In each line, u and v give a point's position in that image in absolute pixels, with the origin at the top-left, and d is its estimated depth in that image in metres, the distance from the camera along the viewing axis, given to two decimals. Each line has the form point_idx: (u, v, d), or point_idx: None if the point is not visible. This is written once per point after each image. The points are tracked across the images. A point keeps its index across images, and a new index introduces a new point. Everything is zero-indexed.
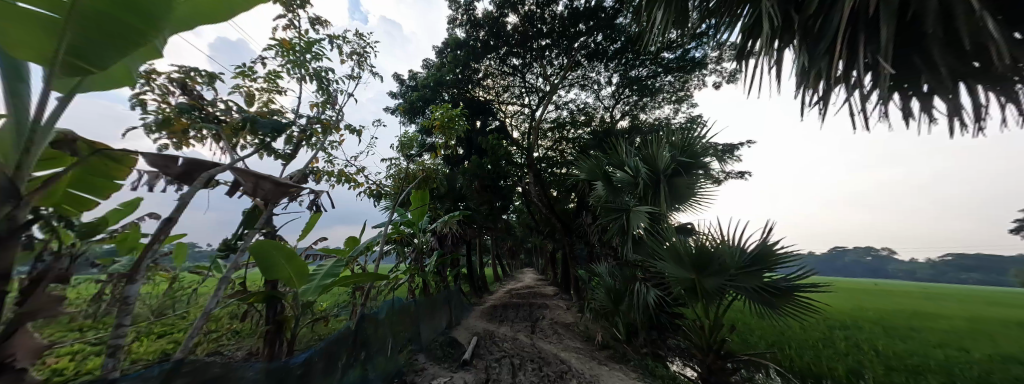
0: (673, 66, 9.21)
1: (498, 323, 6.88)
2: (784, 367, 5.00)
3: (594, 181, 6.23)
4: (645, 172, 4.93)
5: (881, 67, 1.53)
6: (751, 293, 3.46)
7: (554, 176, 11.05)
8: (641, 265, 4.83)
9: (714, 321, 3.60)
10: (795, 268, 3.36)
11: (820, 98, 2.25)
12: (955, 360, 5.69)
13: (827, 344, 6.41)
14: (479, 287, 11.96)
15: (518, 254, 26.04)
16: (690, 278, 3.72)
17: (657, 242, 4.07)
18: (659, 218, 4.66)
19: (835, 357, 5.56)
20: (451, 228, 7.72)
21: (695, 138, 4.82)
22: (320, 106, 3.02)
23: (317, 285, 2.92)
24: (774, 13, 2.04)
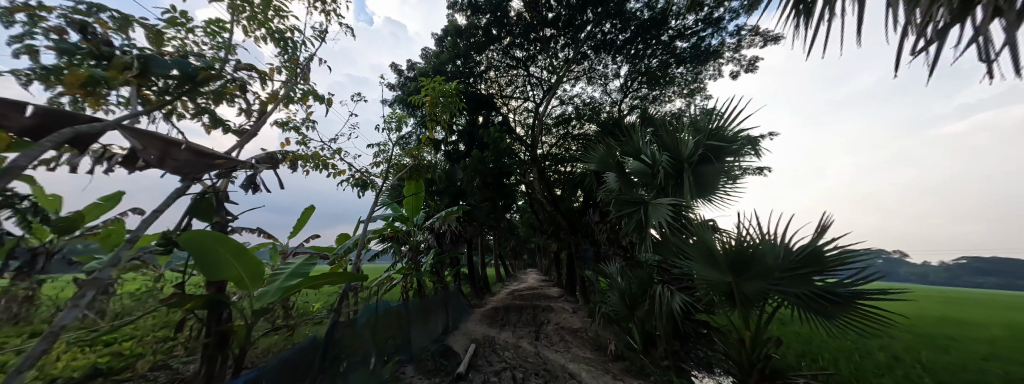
0: (687, 56, 8.45)
1: (499, 329, 6.34)
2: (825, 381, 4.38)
3: (606, 173, 5.66)
4: (666, 160, 4.38)
5: None
6: (801, 301, 2.87)
7: (559, 172, 10.49)
8: (662, 265, 4.25)
9: (756, 333, 3.03)
10: (856, 271, 2.75)
11: (934, 42, 1.64)
12: (1014, 374, 5.03)
13: (862, 355, 5.78)
14: (480, 287, 11.45)
15: (520, 255, 25.47)
16: (726, 281, 3.16)
17: (685, 240, 3.51)
18: (684, 212, 4.08)
19: (878, 370, 4.93)
20: (450, 226, 7.20)
21: (724, 122, 4.24)
22: (280, 72, 2.50)
23: (278, 288, 2.36)
24: None
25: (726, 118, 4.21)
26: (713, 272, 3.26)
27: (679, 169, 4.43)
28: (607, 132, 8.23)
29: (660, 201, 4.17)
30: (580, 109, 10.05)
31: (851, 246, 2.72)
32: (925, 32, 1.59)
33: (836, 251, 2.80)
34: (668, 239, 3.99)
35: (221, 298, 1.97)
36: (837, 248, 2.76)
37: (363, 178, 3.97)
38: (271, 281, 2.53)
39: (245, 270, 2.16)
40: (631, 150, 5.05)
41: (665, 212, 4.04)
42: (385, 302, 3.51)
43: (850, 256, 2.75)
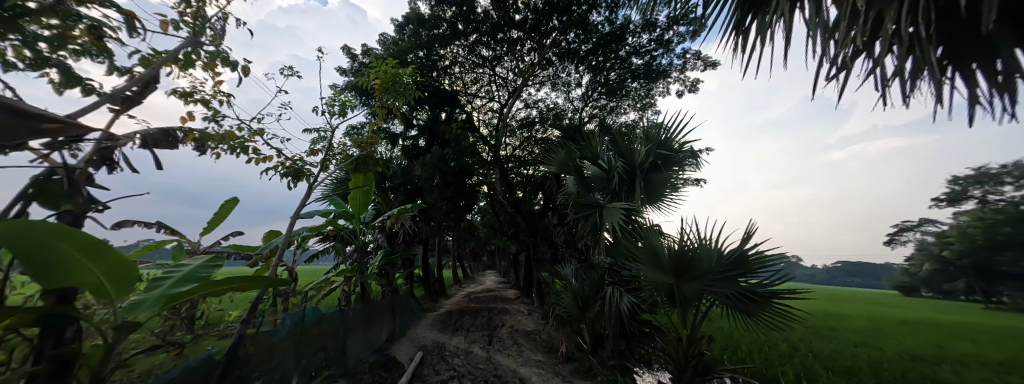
0: (641, 72, 9.03)
1: (450, 334, 6.04)
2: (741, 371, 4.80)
3: (565, 176, 5.72)
4: (619, 166, 4.56)
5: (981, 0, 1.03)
6: (729, 301, 3.11)
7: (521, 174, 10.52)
8: (613, 267, 4.37)
9: (692, 331, 3.22)
10: (772, 273, 3.06)
11: (842, 70, 1.85)
12: (876, 357, 6.09)
13: (771, 346, 6.58)
14: (434, 290, 10.95)
15: (479, 256, 25.10)
16: (668, 283, 3.33)
17: (633, 243, 3.65)
18: (635, 216, 4.25)
19: (782, 359, 5.63)
20: (403, 224, 6.72)
21: (671, 133, 4.53)
22: (175, 26, 1.99)
23: (160, 294, 1.78)
24: None
25: (674, 129, 4.50)
26: (657, 274, 3.40)
27: (632, 175, 4.63)
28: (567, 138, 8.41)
29: (613, 205, 4.31)
30: (543, 114, 10.17)
31: (768, 250, 3.02)
32: (837, 59, 1.74)
33: (756, 254, 3.10)
34: (619, 242, 4.12)
35: (61, 313, 1.46)
36: (758, 252, 3.04)
37: (295, 166, 3.44)
38: (149, 288, 1.86)
39: (106, 271, 1.46)
40: (589, 155, 5.17)
41: (617, 216, 4.19)
42: (312, 309, 3.04)
43: (768, 259, 3.06)
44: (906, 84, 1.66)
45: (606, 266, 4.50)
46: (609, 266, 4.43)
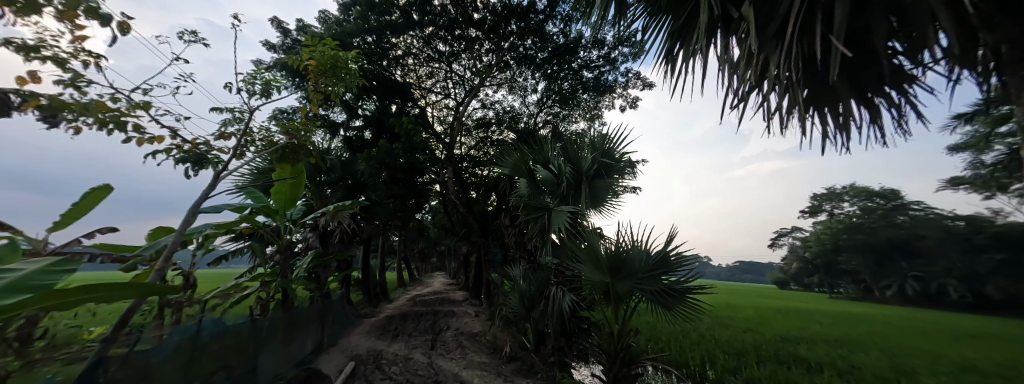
0: (591, 85, 9.65)
1: (390, 340, 5.66)
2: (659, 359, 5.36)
3: (517, 178, 5.80)
4: (568, 172, 4.79)
5: (830, 57, 1.33)
6: (654, 296, 3.47)
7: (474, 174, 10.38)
8: (557, 267, 4.55)
9: (622, 326, 3.52)
10: (687, 272, 3.50)
11: (742, 100, 2.21)
12: (761, 339, 7.41)
13: (686, 336, 7.51)
14: (374, 294, 10.19)
15: (428, 258, 24.12)
16: (605, 281, 3.59)
17: (577, 245, 3.87)
18: (580, 219, 4.49)
19: (693, 345, 6.49)
20: (340, 222, 6.11)
21: (614, 144, 4.91)
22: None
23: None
24: (714, 3, 1.90)
25: (616, 140, 4.88)
26: (596, 273, 3.65)
27: (578, 181, 4.90)
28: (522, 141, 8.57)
29: (561, 208, 4.51)
30: (498, 115, 10.19)
31: (686, 252, 3.44)
32: (738, 93, 2.09)
33: (676, 255, 3.52)
34: (564, 243, 4.32)
35: None
36: (678, 253, 3.45)
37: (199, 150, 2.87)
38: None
39: None
40: (542, 159, 5.35)
41: (564, 219, 4.39)
42: (211, 321, 2.51)
43: (685, 260, 3.49)
44: (785, 119, 2.05)
45: (552, 266, 4.67)
46: (555, 266, 4.61)
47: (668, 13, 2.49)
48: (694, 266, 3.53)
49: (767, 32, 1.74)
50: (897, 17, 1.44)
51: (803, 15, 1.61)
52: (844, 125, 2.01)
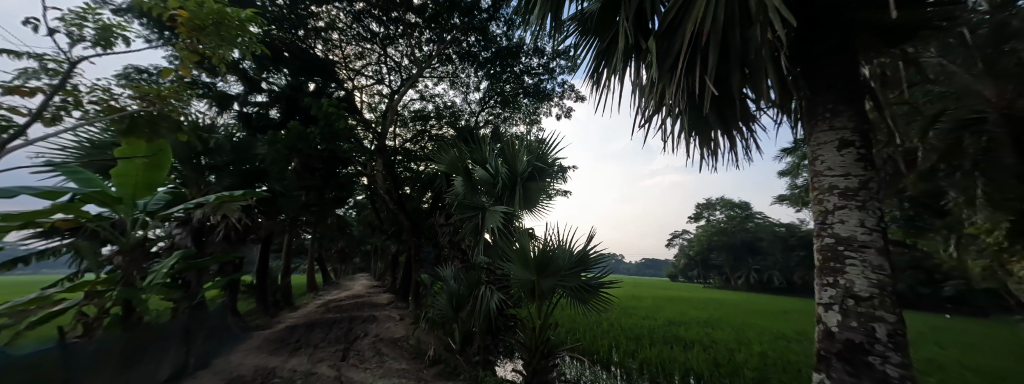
0: (531, 90, 9.97)
1: (289, 355, 4.87)
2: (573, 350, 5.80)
3: (453, 176, 5.66)
4: (503, 173, 4.85)
5: (706, 93, 1.67)
6: (573, 292, 3.76)
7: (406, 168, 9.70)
8: (488, 267, 4.55)
9: (544, 321, 3.73)
10: (602, 269, 3.89)
11: (648, 121, 2.61)
12: (656, 324, 8.80)
13: (600, 325, 8.40)
14: (276, 302, 8.70)
15: (350, 258, 21.73)
16: (531, 279, 3.76)
17: (507, 244, 3.96)
18: (512, 219, 4.60)
19: (605, 333, 7.31)
20: (227, 217, 4.99)
21: (548, 149, 5.14)
22: None
23: None
24: (628, 36, 2.22)
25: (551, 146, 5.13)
26: (523, 271, 3.80)
27: (513, 182, 4.98)
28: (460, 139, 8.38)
29: (495, 207, 4.55)
30: (435, 109, 9.69)
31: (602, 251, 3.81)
32: (645, 114, 2.46)
33: (594, 254, 3.87)
34: (496, 243, 4.37)
35: None
36: (596, 253, 3.80)
37: None
38: None
39: None
40: (479, 158, 5.29)
41: (497, 218, 4.44)
42: None
43: (601, 258, 3.87)
44: (677, 140, 2.52)
45: (482, 265, 4.65)
46: (485, 266, 4.59)
47: (596, 35, 2.75)
48: (608, 264, 3.94)
49: (664, 66, 2.10)
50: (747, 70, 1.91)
51: (690, 57, 1.99)
52: (715, 149, 2.54)
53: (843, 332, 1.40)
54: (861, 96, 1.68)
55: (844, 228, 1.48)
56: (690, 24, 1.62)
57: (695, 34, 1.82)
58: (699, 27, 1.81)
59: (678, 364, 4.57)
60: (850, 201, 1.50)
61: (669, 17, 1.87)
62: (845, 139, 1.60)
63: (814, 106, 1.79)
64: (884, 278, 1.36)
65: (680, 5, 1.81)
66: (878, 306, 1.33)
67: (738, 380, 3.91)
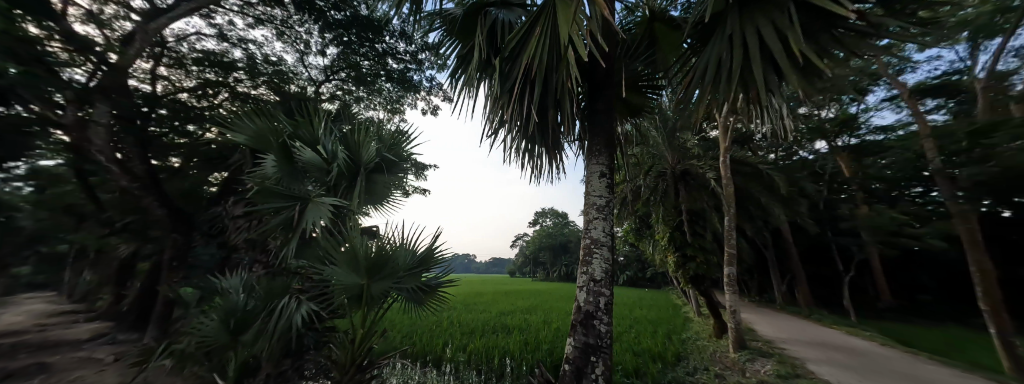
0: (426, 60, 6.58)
1: None
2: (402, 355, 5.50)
3: (262, 154, 3.44)
4: (341, 158, 3.35)
5: (533, 112, 1.98)
6: (410, 294, 3.08)
7: (169, 132, 4.05)
8: (300, 272, 3.15)
9: (367, 330, 2.81)
10: (444, 269, 3.31)
11: (493, 132, 2.88)
12: (489, 316, 9.71)
13: (439, 323, 8.36)
14: None
15: None
16: (359, 284, 2.67)
17: (333, 243, 2.70)
18: (345, 216, 3.29)
19: (442, 331, 7.33)
20: None
21: (407, 138, 3.95)
22: None
23: None
24: (482, 49, 2.40)
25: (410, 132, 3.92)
26: (351, 273, 2.66)
27: (354, 172, 3.54)
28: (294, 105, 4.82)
29: (321, 198, 3.05)
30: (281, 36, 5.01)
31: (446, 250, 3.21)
32: (491, 125, 2.70)
33: (437, 253, 3.24)
34: (315, 244, 2.91)
35: None
36: (440, 252, 3.17)
37: None
38: None
39: None
40: (303, 134, 3.49)
41: (322, 214, 2.94)
42: None
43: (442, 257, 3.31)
44: (515, 151, 2.91)
45: (289, 269, 3.22)
46: (295, 271, 3.18)
47: (458, 39, 2.78)
48: (451, 262, 3.40)
49: (506, 83, 2.42)
50: (564, 106, 2.45)
51: (525, 83, 2.38)
52: (541, 163, 3.11)
53: (585, 305, 2.19)
54: (613, 142, 2.54)
55: (598, 235, 2.30)
56: (525, 57, 1.94)
57: (526, 68, 2.24)
58: (530, 62, 2.21)
59: (498, 349, 5.29)
60: (600, 215, 2.34)
61: (511, 47, 2.19)
62: (603, 172, 2.44)
63: (588, 143, 2.57)
64: (610, 268, 2.25)
65: (521, 35, 2.13)
66: (602, 286, 2.19)
67: (537, 353, 4.95)
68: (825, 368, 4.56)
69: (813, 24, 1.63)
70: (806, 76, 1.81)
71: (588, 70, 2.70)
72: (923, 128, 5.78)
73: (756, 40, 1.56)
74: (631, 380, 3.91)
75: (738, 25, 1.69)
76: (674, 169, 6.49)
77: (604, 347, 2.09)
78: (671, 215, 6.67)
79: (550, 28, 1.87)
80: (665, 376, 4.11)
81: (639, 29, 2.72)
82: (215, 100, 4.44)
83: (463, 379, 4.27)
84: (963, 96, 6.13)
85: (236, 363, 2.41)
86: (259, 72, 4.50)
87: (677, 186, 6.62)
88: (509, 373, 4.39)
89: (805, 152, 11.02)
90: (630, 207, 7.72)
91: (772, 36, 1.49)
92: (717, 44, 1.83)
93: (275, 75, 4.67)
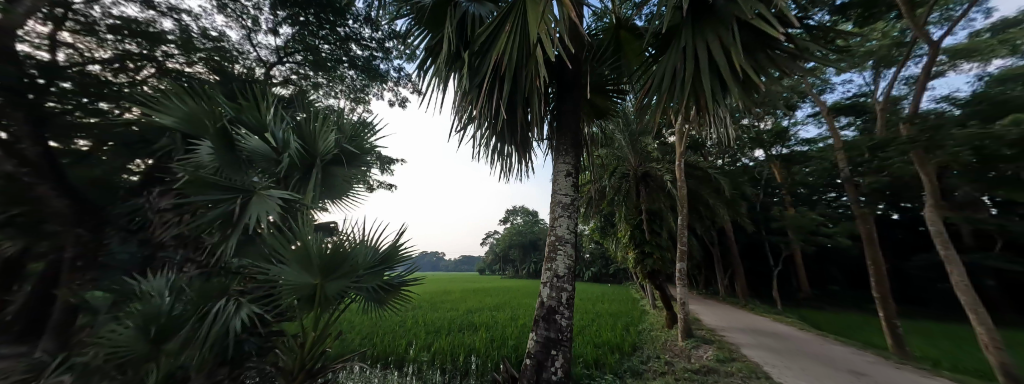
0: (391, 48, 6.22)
1: None
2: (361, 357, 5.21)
3: (195, 139, 3.02)
4: (293, 148, 3.03)
5: (503, 108, 1.96)
6: (370, 293, 2.88)
7: (71, 111, 2.50)
8: (242, 272, 2.83)
9: (320, 333, 2.59)
10: (407, 267, 3.16)
11: (463, 127, 2.81)
12: (455, 314, 9.57)
13: (402, 323, 8.08)
14: None
15: None
16: (311, 284, 2.44)
17: (281, 241, 2.43)
18: (296, 210, 3.00)
19: (404, 331, 7.08)
20: None
21: (370, 130, 3.72)
22: None
23: None
24: (451, 41, 2.31)
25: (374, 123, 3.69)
26: (301, 273, 2.43)
27: (309, 163, 3.26)
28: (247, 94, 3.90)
29: (269, 191, 2.76)
30: (221, 10, 4.27)
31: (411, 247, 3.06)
32: (459, 121, 2.63)
33: (401, 250, 3.08)
34: (260, 241, 2.66)
35: None
36: (403, 249, 3.02)
37: None
38: None
39: None
40: (248, 119, 3.13)
41: (269, 209, 2.66)
42: None
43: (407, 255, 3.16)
44: (484, 148, 2.86)
45: (229, 269, 2.89)
46: (235, 271, 2.85)
47: (427, 28, 2.67)
48: (415, 260, 3.27)
49: (476, 76, 2.37)
50: (535, 105, 2.45)
51: (494, 78, 2.36)
52: (510, 161, 3.11)
53: (548, 300, 2.23)
54: (579, 142, 2.61)
55: (563, 232, 2.36)
56: (496, 52, 1.91)
57: (496, 64, 2.22)
58: (500, 59, 2.20)
59: (463, 347, 5.25)
60: (565, 213, 2.40)
61: (480, 42, 2.15)
62: (569, 172, 2.50)
63: (556, 142, 2.61)
64: (572, 264, 2.32)
65: (491, 31, 2.11)
66: (565, 281, 2.25)
67: (503, 349, 4.99)
68: (757, 351, 5.14)
69: (753, 42, 1.81)
70: (747, 89, 2.00)
71: (557, 71, 2.76)
72: (837, 142, 6.74)
73: (706, 54, 1.69)
74: (591, 370, 4.10)
75: (693, 39, 1.81)
76: (636, 170, 6.91)
77: (564, 340, 2.15)
78: (633, 214, 7.07)
79: (520, 25, 1.87)
80: (623, 365, 4.35)
81: (606, 34, 2.83)
82: (144, 80, 3.08)
83: (426, 379, 4.17)
84: (867, 116, 7.25)
85: (159, 374, 2.11)
86: (195, 45, 3.46)
87: (639, 187, 7.03)
88: (474, 370, 4.38)
89: (746, 159, 12.31)
90: (595, 206, 8.04)
91: (719, 52, 1.62)
92: (674, 55, 1.95)
93: (216, 50, 3.71)
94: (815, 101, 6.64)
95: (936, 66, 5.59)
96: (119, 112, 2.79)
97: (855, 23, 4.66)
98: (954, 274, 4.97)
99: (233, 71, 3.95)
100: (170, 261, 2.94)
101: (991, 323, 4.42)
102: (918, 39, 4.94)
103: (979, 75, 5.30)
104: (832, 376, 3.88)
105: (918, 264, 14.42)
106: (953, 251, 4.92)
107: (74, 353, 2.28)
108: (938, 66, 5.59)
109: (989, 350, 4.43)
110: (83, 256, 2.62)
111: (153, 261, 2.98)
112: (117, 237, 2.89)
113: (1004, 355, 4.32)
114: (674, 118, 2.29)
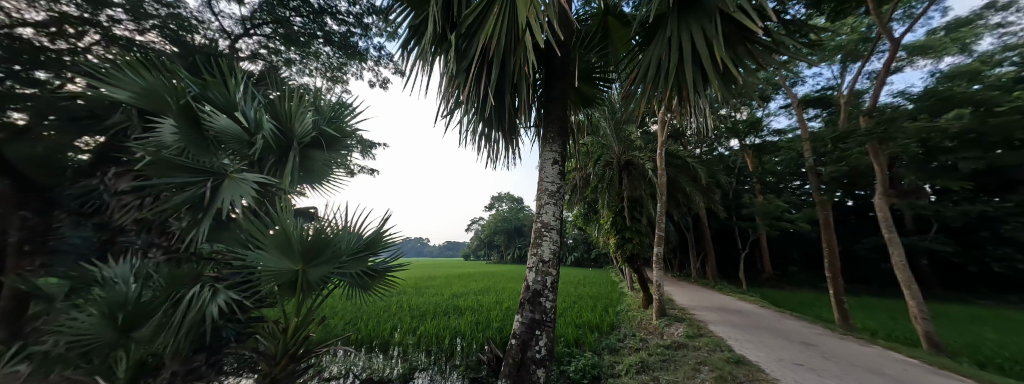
0: (368, 20, 5.75)
1: None
2: (345, 341, 5.21)
3: (154, 115, 2.76)
4: (267, 129, 2.87)
5: (493, 89, 1.93)
6: (353, 279, 2.82)
7: (2, 80, 2.22)
8: (214, 258, 2.70)
9: (303, 318, 2.55)
10: (391, 252, 3.11)
11: (450, 111, 2.74)
12: (439, 299, 9.57)
13: (385, 308, 8.03)
14: None
15: None
16: (294, 270, 2.39)
17: (258, 226, 2.33)
18: (272, 194, 2.87)
19: (388, 315, 7.05)
20: None
21: (350, 111, 3.55)
22: None
23: None
24: (437, 20, 2.20)
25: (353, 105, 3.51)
26: (282, 259, 2.36)
27: (285, 146, 3.10)
28: (205, 63, 3.55)
29: (242, 175, 2.60)
30: None
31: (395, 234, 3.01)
32: (446, 104, 2.58)
33: (384, 236, 3.02)
34: (235, 226, 2.53)
35: None
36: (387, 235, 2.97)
37: None
38: None
39: None
40: (214, 96, 2.90)
41: (242, 193, 2.52)
42: None
43: (390, 242, 3.11)
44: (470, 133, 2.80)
45: (200, 254, 2.74)
46: (207, 257, 2.71)
47: (411, 7, 2.56)
48: (399, 247, 3.22)
49: (464, 59, 2.30)
50: (525, 91, 2.42)
51: (481, 63, 2.29)
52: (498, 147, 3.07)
53: (534, 283, 2.31)
54: (566, 130, 2.62)
55: (549, 219, 2.42)
56: (483, 38, 1.85)
57: (484, 48, 2.16)
58: (489, 42, 2.15)
59: (449, 329, 5.36)
60: (552, 200, 2.45)
61: (466, 24, 2.07)
62: (555, 159, 2.54)
63: (544, 129, 2.61)
64: (557, 249, 2.39)
65: (479, 12, 2.04)
66: (549, 266, 2.33)
67: (488, 331, 5.15)
68: (722, 327, 5.58)
69: (733, 35, 1.88)
70: (726, 80, 2.09)
71: (546, 57, 2.74)
72: (804, 132, 7.15)
73: (691, 46, 1.74)
74: (572, 348, 4.32)
75: (678, 29, 1.85)
76: (619, 158, 7.14)
77: (549, 321, 2.25)
78: (614, 202, 7.30)
79: (509, 9, 1.82)
80: (601, 343, 4.63)
81: (594, 20, 2.84)
82: (89, 47, 2.73)
83: (412, 361, 4.27)
84: (832, 108, 7.74)
85: (129, 363, 2.02)
86: (146, 10, 3.10)
87: (622, 174, 7.26)
88: (460, 352, 4.51)
89: (723, 148, 12.79)
90: (580, 193, 8.23)
91: (703, 44, 1.66)
92: (659, 45, 1.98)
93: (173, 17, 3.36)
94: (787, 92, 6.96)
95: (896, 62, 5.95)
96: (59, 83, 2.53)
97: (829, 18, 4.88)
98: (895, 255, 5.51)
99: (192, 42, 3.55)
100: (131, 247, 2.74)
101: (921, 298, 4.97)
102: (881, 34, 5.23)
103: (931, 71, 5.73)
104: (785, 347, 4.28)
105: (866, 246, 15.89)
106: (895, 234, 5.43)
107: (32, 342, 2.17)
108: (897, 62, 5.95)
109: (918, 321, 5.02)
110: (31, 240, 2.41)
111: (113, 247, 2.72)
112: (69, 222, 2.65)
113: (930, 325, 4.90)
114: (657, 108, 2.34)
